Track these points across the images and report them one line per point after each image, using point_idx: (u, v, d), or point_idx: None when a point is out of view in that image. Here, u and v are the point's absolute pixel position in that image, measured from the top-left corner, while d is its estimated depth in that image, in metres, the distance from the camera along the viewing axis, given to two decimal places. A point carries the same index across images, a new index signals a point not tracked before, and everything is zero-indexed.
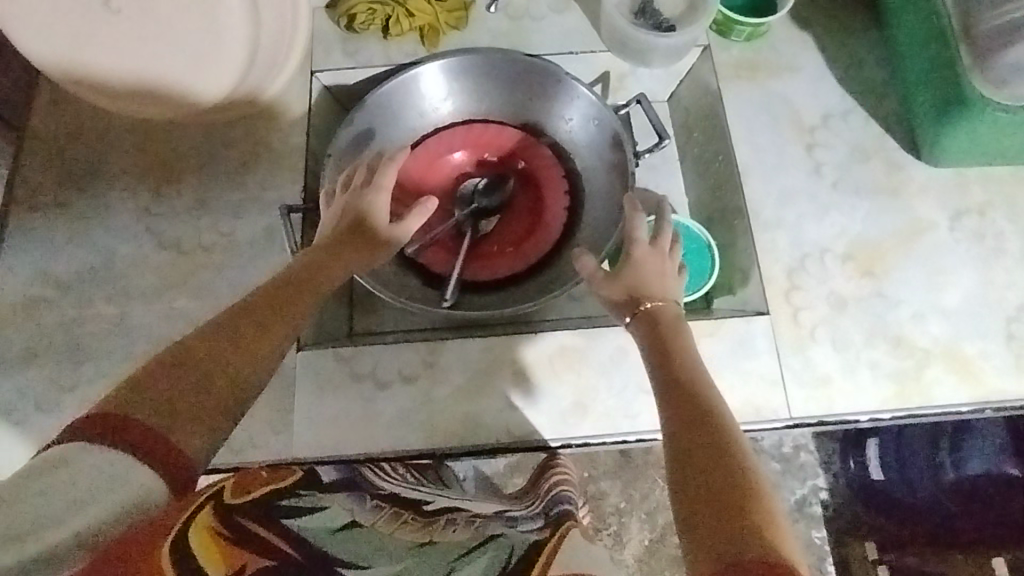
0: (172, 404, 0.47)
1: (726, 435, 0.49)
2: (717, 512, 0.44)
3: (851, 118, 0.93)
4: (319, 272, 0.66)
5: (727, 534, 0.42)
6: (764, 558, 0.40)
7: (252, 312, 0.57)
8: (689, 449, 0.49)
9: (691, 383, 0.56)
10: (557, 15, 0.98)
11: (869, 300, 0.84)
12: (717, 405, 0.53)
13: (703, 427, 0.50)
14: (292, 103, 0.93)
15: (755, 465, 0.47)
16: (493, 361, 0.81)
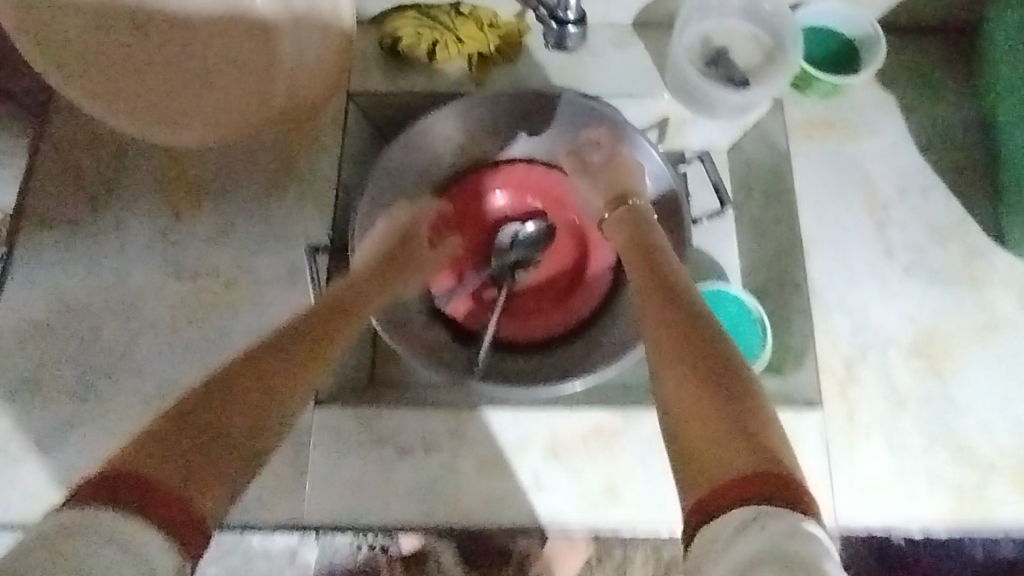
0: (195, 460, 0.44)
1: (724, 358, 0.51)
2: (714, 430, 0.46)
3: (930, 196, 0.86)
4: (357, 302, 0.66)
5: (724, 448, 0.45)
6: (759, 468, 0.42)
7: (292, 347, 0.56)
8: (686, 374, 0.51)
9: (669, 279, 0.63)
10: (618, 51, 0.90)
11: (933, 400, 0.77)
12: (715, 330, 0.55)
13: (702, 354, 0.52)
14: (325, 127, 0.86)
15: (750, 385, 0.50)
16: (522, 436, 0.75)
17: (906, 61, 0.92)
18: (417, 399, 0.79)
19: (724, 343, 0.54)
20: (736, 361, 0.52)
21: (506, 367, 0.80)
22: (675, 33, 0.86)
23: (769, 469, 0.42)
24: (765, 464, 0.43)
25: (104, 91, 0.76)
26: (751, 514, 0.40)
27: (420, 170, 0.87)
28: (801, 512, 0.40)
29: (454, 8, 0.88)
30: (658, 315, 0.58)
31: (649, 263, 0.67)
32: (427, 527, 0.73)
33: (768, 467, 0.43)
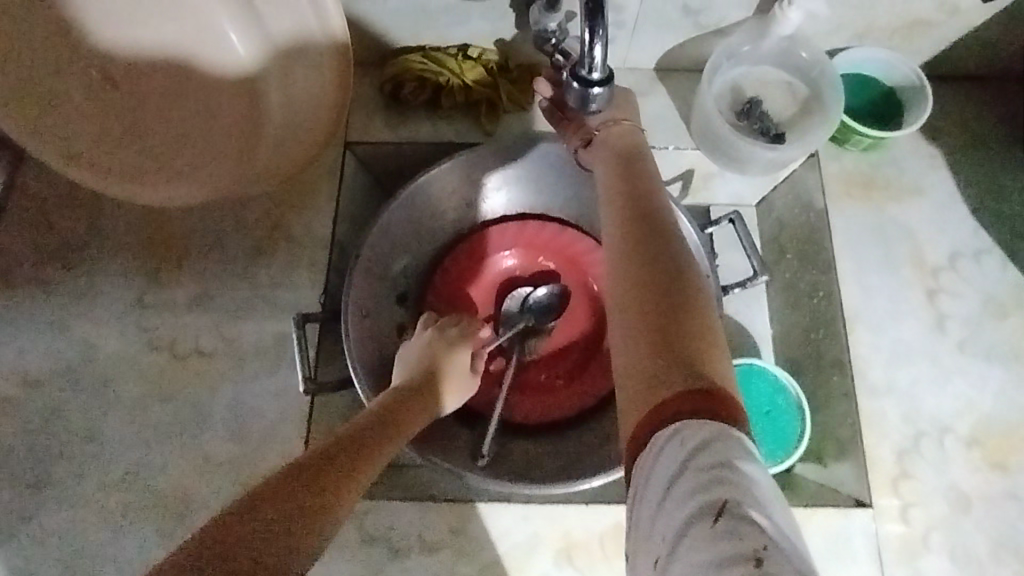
0: None
1: (672, 258, 0.47)
2: (649, 337, 0.43)
3: (986, 260, 0.77)
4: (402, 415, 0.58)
5: (654, 356, 0.42)
6: (685, 379, 0.40)
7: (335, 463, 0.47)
8: (631, 275, 0.47)
9: (641, 189, 0.56)
10: (638, 98, 0.83)
11: (998, 501, 0.68)
12: (670, 228, 0.51)
13: (650, 255, 0.48)
14: (319, 182, 0.79)
15: (697, 284, 0.46)
16: (532, 536, 0.67)
17: (955, 109, 0.83)
18: (412, 488, 0.69)
19: (676, 239, 0.50)
20: (687, 260, 0.48)
21: (512, 454, 0.72)
22: (703, 82, 0.78)
23: (703, 388, 0.40)
24: (693, 374, 0.40)
25: (87, 147, 0.71)
26: (670, 433, 0.39)
27: (421, 227, 0.79)
28: (726, 425, 0.39)
29: (461, 51, 0.80)
30: (611, 219, 0.54)
31: (612, 164, 0.61)
32: None
33: (697, 378, 0.40)
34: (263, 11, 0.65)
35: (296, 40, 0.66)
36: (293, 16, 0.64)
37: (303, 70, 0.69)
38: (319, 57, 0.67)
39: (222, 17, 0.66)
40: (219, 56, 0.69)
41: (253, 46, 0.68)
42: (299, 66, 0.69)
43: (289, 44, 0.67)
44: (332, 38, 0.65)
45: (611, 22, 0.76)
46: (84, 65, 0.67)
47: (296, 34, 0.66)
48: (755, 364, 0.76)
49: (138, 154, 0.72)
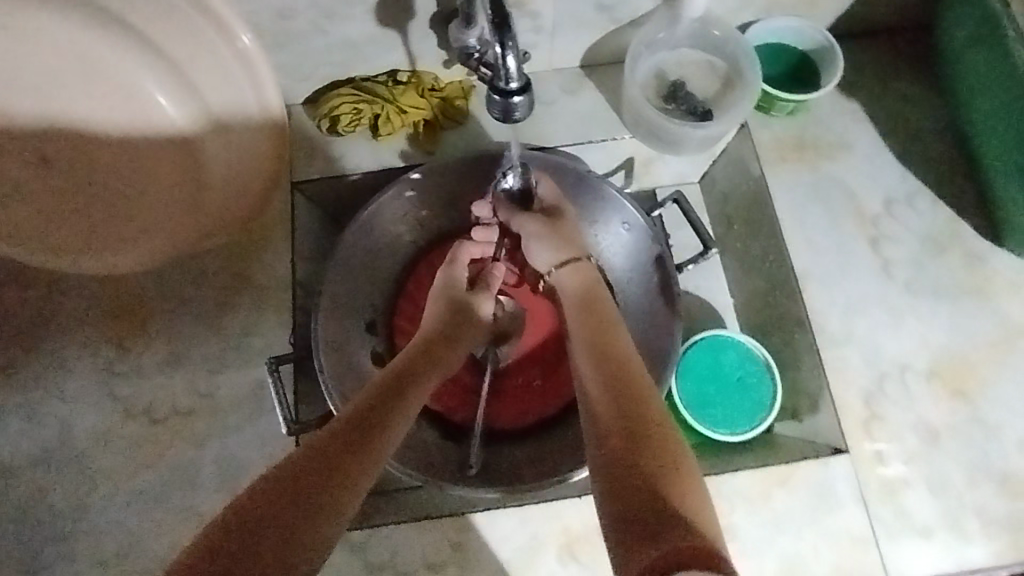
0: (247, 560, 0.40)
1: (655, 430, 0.48)
2: (640, 488, 0.43)
3: (918, 202, 0.81)
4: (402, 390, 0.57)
5: (647, 504, 0.42)
6: (686, 531, 0.39)
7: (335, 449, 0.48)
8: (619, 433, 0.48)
9: (617, 348, 0.58)
10: (570, 98, 0.85)
11: (964, 427, 0.71)
12: (644, 387, 0.53)
13: (634, 417, 0.49)
14: (272, 225, 0.80)
15: (679, 448, 0.47)
16: (533, 537, 0.68)
17: (868, 63, 0.86)
18: (411, 509, 0.70)
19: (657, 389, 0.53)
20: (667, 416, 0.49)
21: (503, 459, 0.74)
22: (627, 72, 0.81)
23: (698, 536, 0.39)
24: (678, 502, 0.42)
25: (36, 224, 0.73)
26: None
27: (378, 253, 0.81)
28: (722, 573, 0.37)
29: (391, 77, 0.82)
30: (589, 367, 0.56)
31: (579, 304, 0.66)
32: None
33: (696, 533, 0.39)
34: (189, 69, 0.67)
35: (225, 95, 0.69)
36: (219, 72, 0.67)
37: (236, 121, 0.71)
38: (249, 106, 0.70)
39: (149, 82, 0.69)
40: (150, 119, 0.71)
41: (184, 106, 0.71)
42: (234, 120, 0.71)
43: (219, 99, 0.70)
44: (258, 85, 0.67)
45: (530, 29, 0.78)
46: (19, 145, 0.70)
47: (224, 88, 0.69)
48: (721, 335, 0.79)
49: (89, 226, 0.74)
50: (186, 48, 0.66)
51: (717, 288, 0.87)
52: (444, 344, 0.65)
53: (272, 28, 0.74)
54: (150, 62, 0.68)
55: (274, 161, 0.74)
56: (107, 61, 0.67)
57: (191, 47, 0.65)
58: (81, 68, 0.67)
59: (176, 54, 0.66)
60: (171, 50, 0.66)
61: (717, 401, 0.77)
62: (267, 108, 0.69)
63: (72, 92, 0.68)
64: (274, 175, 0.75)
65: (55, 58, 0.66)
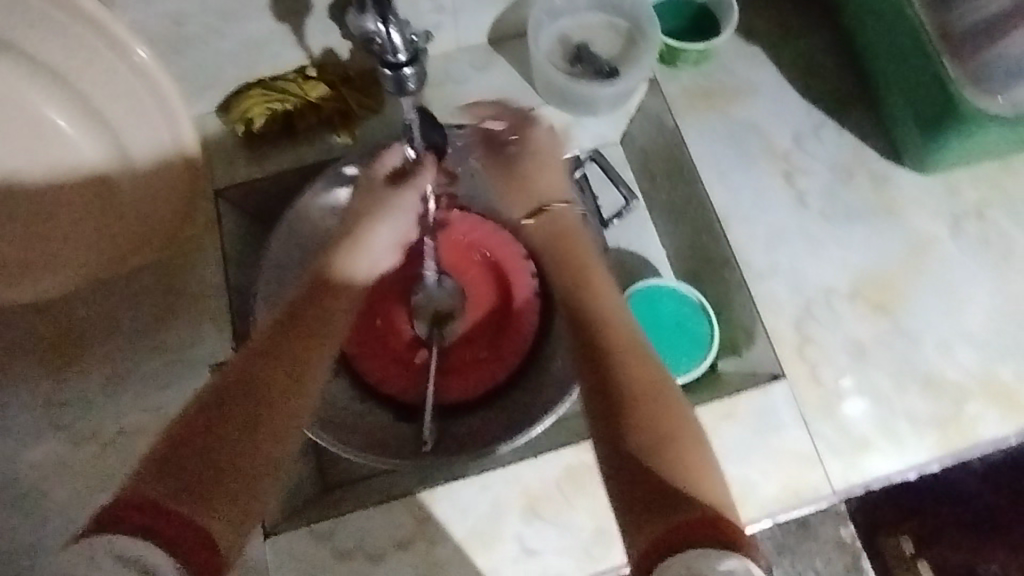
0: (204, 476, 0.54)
1: (652, 409, 0.59)
2: (646, 464, 0.56)
3: (825, 133, 0.84)
4: (258, 377, 0.61)
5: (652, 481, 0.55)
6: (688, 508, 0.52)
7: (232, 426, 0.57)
8: (623, 418, 0.59)
9: (606, 325, 0.66)
10: (481, 73, 0.86)
11: (888, 338, 0.75)
12: (637, 365, 0.62)
13: (637, 405, 0.59)
14: (199, 235, 0.78)
15: (673, 420, 0.59)
16: (496, 503, 0.69)
17: (763, 6, 0.89)
18: (378, 494, 0.71)
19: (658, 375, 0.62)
20: (665, 399, 0.60)
21: (458, 434, 0.76)
22: (531, 42, 0.82)
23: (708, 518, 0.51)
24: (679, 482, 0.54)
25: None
26: (699, 552, 0.48)
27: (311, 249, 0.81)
28: (736, 551, 0.48)
29: (300, 74, 0.81)
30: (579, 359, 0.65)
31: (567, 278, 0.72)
32: None
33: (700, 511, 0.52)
34: (81, 82, 0.72)
35: (122, 105, 0.74)
36: (112, 83, 0.72)
37: (134, 128, 0.75)
38: (145, 112, 0.74)
39: (44, 104, 0.74)
40: (53, 140, 0.75)
41: (83, 122, 0.75)
42: (135, 129, 0.75)
43: (116, 110, 0.74)
44: (156, 93, 0.73)
45: (430, 9, 0.79)
46: None
47: (122, 98, 0.74)
48: (653, 284, 0.83)
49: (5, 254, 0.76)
50: (77, 66, 0.71)
51: (649, 241, 0.91)
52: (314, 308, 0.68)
53: (166, 36, 0.73)
54: (45, 84, 0.73)
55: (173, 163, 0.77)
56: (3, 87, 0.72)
57: (81, 60, 0.71)
58: None
59: (67, 69, 0.71)
60: (62, 69, 0.71)
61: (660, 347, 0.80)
62: (170, 115, 0.74)
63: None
64: (185, 179, 0.78)
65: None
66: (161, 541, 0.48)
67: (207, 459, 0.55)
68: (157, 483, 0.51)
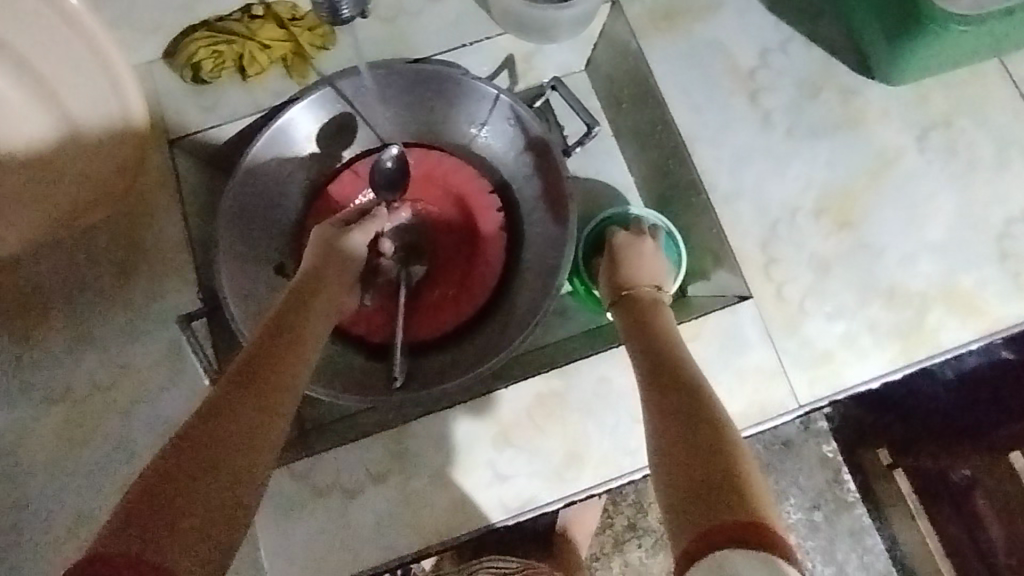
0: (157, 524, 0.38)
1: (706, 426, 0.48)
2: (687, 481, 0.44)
3: (792, 48, 0.81)
4: (242, 411, 0.46)
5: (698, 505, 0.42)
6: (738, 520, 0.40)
7: (197, 474, 0.41)
8: (675, 441, 0.47)
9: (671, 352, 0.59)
10: (435, 4, 0.83)
11: (853, 253, 0.76)
12: (695, 390, 0.53)
13: (694, 427, 0.48)
14: (154, 187, 0.77)
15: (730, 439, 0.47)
16: (468, 434, 0.71)
17: None
18: (353, 432, 0.73)
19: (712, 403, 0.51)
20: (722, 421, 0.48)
21: (429, 369, 0.76)
22: None
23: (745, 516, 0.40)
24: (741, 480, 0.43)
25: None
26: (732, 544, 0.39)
27: (270, 195, 0.80)
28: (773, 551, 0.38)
29: (245, 13, 0.79)
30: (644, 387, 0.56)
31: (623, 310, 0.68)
32: (407, 554, 0.69)
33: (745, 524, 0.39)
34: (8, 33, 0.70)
35: (55, 58, 0.71)
36: (43, 34, 0.70)
37: (71, 80, 0.73)
38: (82, 67, 0.72)
39: None
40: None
41: (16, 78, 0.73)
42: (70, 78, 0.73)
43: (48, 63, 0.72)
44: (89, 45, 0.71)
45: None
46: None
47: (51, 50, 0.71)
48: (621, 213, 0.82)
49: None
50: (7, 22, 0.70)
51: (617, 170, 0.90)
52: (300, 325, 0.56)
53: None
54: None
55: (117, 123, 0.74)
56: None
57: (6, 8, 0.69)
58: None
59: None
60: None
61: None
62: (108, 68, 0.72)
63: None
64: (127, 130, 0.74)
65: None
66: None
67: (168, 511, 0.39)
68: (117, 536, 0.37)
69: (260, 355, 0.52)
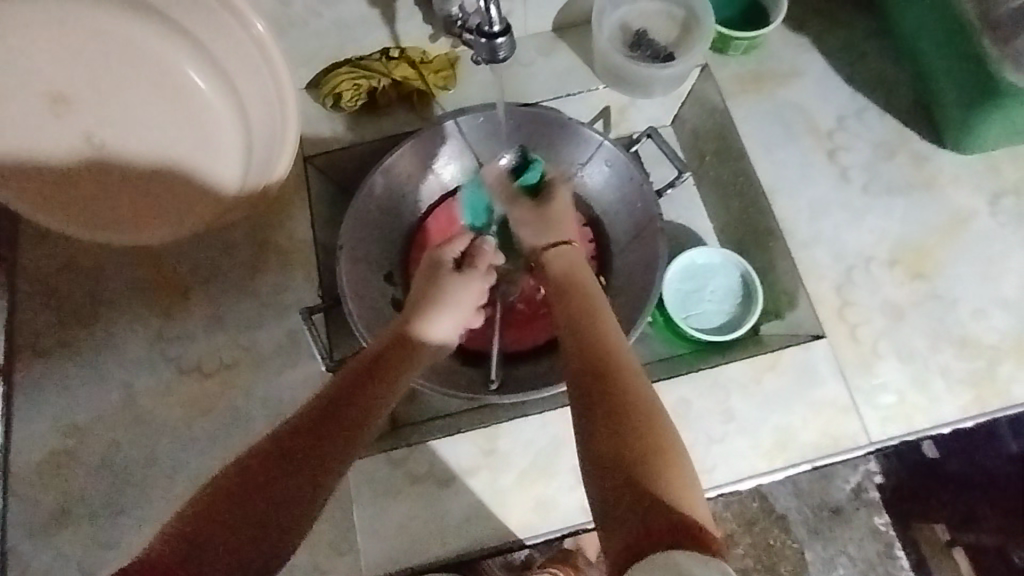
0: (228, 535, 0.45)
1: (645, 430, 0.50)
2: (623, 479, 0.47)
3: (868, 115, 0.89)
4: (323, 449, 0.52)
5: (633, 502, 0.45)
6: (667, 518, 0.43)
7: (268, 509, 0.47)
8: (605, 445, 0.49)
9: (604, 345, 0.59)
10: (546, 57, 0.94)
11: (926, 303, 0.80)
12: (626, 384, 0.54)
13: (629, 423, 0.50)
14: (291, 195, 0.87)
15: (666, 446, 0.49)
16: (555, 439, 0.76)
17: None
18: (448, 428, 0.79)
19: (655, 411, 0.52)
20: (658, 421, 0.51)
21: (521, 374, 0.84)
22: (594, 26, 0.89)
23: (679, 521, 0.43)
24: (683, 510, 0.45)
25: (69, 198, 0.79)
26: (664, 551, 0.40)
27: (388, 211, 0.90)
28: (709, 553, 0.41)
29: (383, 54, 0.89)
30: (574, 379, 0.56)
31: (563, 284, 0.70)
32: (490, 547, 0.73)
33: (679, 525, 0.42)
34: (213, 48, 0.75)
35: (242, 69, 0.76)
36: (234, 50, 0.74)
37: (251, 90, 0.77)
38: (266, 89, 0.76)
39: (180, 61, 0.77)
40: (185, 97, 0.78)
41: (212, 82, 0.78)
42: (252, 91, 0.77)
43: (241, 77, 0.76)
44: (271, 70, 0.74)
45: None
46: (79, 134, 0.77)
47: (244, 68, 0.76)
48: (699, 255, 0.90)
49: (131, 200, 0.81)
50: (211, 33, 0.74)
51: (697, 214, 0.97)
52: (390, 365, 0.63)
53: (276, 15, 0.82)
54: (181, 43, 0.76)
55: (284, 138, 0.77)
56: (138, 41, 0.75)
57: (206, 20, 0.73)
58: (121, 48, 0.75)
59: (198, 32, 0.74)
60: (196, 31, 0.74)
61: (698, 306, 0.88)
62: (280, 93, 0.75)
63: (96, 71, 0.75)
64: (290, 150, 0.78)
65: (87, 38, 0.74)
66: None
67: (237, 523, 0.46)
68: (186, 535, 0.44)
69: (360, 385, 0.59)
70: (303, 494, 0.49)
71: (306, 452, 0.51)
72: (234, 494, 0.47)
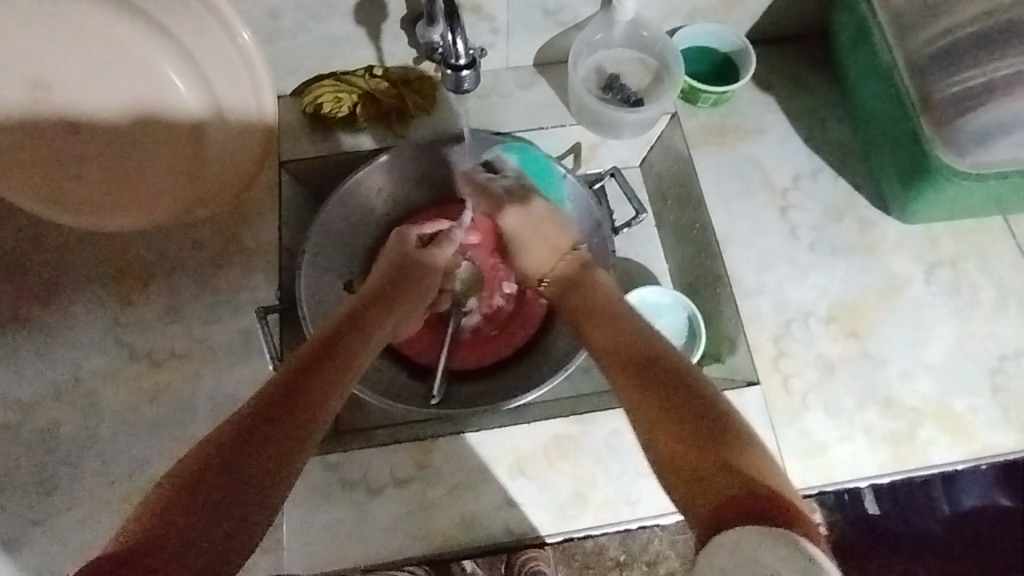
0: (223, 491, 0.48)
1: (700, 410, 0.56)
2: (696, 459, 0.53)
3: (822, 176, 0.94)
4: (302, 402, 0.57)
5: (713, 474, 0.51)
6: (739, 488, 0.49)
7: (259, 462, 0.51)
8: (674, 434, 0.55)
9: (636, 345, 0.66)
10: (524, 91, 0.98)
11: (856, 361, 0.84)
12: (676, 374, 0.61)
13: (688, 407, 0.57)
14: (262, 197, 0.90)
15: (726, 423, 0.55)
16: (489, 459, 0.78)
17: (779, 63, 1.00)
18: (386, 437, 0.81)
19: (703, 400, 0.57)
20: (707, 398, 0.58)
21: (465, 391, 0.88)
22: (570, 67, 0.94)
23: (755, 491, 0.49)
24: (764, 486, 0.50)
25: (40, 177, 0.82)
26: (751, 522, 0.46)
27: (355, 222, 0.93)
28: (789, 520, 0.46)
29: (367, 71, 0.93)
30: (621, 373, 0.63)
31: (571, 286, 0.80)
32: (411, 558, 0.75)
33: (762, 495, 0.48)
34: (196, 53, 0.78)
35: (224, 78, 0.80)
36: (219, 60, 0.78)
37: (229, 96, 0.81)
38: (245, 95, 0.80)
39: (160, 61, 0.79)
40: (161, 94, 0.81)
41: (190, 84, 0.81)
42: (231, 97, 0.81)
43: (220, 81, 0.80)
44: (253, 79, 0.79)
45: (487, 30, 0.92)
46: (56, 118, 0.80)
47: (224, 72, 0.79)
48: (654, 295, 0.92)
49: (98, 185, 0.84)
50: (197, 41, 0.77)
51: (655, 255, 1.01)
52: (347, 347, 0.65)
53: (265, 25, 0.86)
54: (162, 45, 0.78)
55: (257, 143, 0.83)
56: (119, 36, 0.77)
57: (193, 29, 0.76)
58: (102, 42, 0.77)
59: (184, 38, 0.77)
60: (180, 35, 0.77)
61: None
62: (258, 101, 0.80)
63: (74, 60, 0.77)
64: (262, 154, 0.85)
65: (67, 29, 0.76)
66: (193, 535, 0.45)
67: (234, 472, 0.50)
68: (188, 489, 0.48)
69: (311, 368, 0.61)
70: (288, 446, 0.53)
71: (284, 411, 0.55)
72: (233, 462, 0.50)
